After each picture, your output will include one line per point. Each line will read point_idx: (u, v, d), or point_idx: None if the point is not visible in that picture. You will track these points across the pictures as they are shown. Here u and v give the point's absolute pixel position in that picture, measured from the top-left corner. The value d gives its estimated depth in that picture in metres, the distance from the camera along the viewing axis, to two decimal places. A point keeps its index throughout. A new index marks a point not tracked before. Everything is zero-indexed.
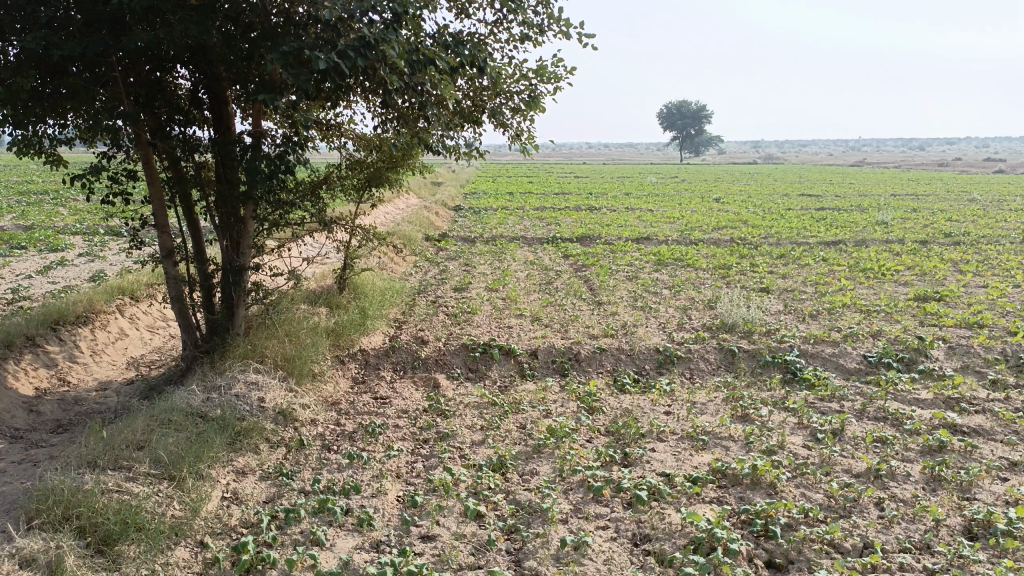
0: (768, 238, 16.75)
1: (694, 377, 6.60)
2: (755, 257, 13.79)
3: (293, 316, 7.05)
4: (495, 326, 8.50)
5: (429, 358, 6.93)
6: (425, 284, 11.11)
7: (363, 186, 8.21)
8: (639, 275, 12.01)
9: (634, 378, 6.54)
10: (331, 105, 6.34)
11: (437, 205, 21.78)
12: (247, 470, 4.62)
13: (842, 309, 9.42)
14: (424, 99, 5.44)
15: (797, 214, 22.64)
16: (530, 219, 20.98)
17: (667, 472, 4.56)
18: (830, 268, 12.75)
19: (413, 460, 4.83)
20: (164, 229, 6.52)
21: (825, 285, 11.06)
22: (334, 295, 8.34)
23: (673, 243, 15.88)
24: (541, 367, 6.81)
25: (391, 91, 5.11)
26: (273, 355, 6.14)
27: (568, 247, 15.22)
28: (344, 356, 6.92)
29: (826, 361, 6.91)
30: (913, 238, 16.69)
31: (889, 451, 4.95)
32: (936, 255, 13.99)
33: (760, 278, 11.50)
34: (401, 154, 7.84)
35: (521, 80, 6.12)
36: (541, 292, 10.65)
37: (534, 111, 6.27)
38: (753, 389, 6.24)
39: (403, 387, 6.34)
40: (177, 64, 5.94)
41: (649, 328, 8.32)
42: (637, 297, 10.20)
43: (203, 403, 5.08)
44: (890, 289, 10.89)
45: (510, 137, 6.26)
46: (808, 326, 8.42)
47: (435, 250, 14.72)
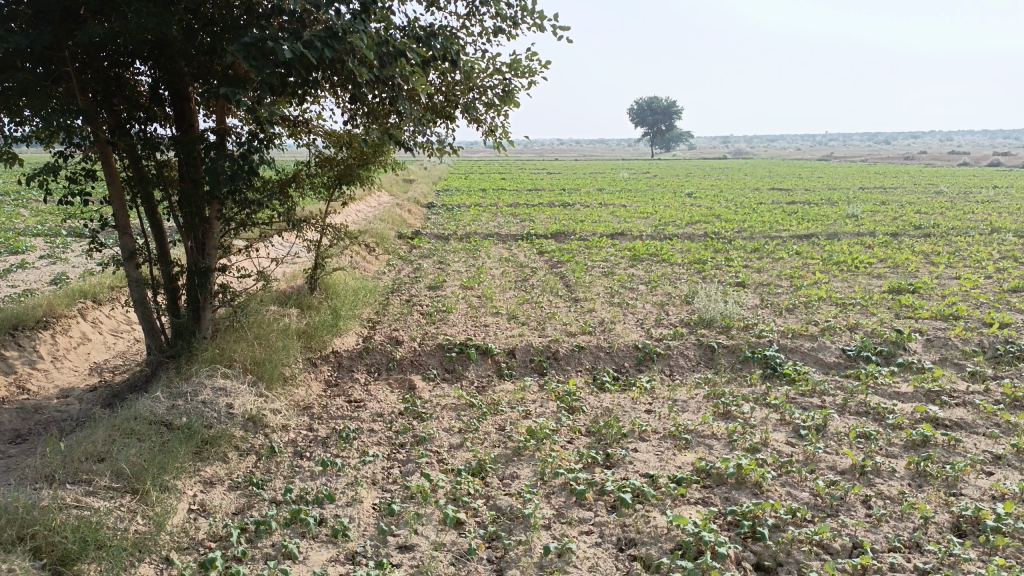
0: (741, 232, 16.78)
1: (674, 374, 6.51)
2: (730, 251, 13.80)
3: (262, 318, 6.84)
4: (471, 325, 8.35)
5: (404, 359, 6.76)
6: (399, 283, 10.92)
7: (333, 184, 8.03)
8: (614, 270, 11.92)
9: (614, 376, 6.44)
10: (299, 100, 6.16)
11: (409, 203, 21.55)
12: (215, 481, 4.43)
13: (818, 302, 9.42)
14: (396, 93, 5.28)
15: (769, 208, 22.78)
16: (504, 215, 20.85)
17: (651, 473, 4.45)
18: (805, 261, 12.78)
19: (389, 466, 4.67)
20: (125, 231, 6.29)
21: (800, 278, 11.07)
22: (305, 295, 8.13)
23: (647, 239, 15.85)
24: (519, 366, 6.67)
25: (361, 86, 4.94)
26: (242, 359, 5.94)
27: (543, 243, 15.11)
28: (316, 359, 6.72)
29: (805, 356, 6.86)
30: (884, 230, 16.83)
31: (873, 447, 4.89)
32: (908, 248, 14.10)
33: (735, 273, 11.49)
34: (372, 151, 7.68)
35: (495, 73, 5.98)
36: (517, 289, 10.52)
37: (509, 105, 6.13)
38: (734, 386, 6.16)
39: (378, 389, 6.17)
40: (136, 59, 5.71)
41: (627, 325, 8.23)
42: (614, 293, 10.12)
43: (168, 411, 4.87)
44: (865, 281, 10.93)
45: (485, 132, 6.11)
46: (785, 320, 8.38)
47: (408, 248, 14.52)
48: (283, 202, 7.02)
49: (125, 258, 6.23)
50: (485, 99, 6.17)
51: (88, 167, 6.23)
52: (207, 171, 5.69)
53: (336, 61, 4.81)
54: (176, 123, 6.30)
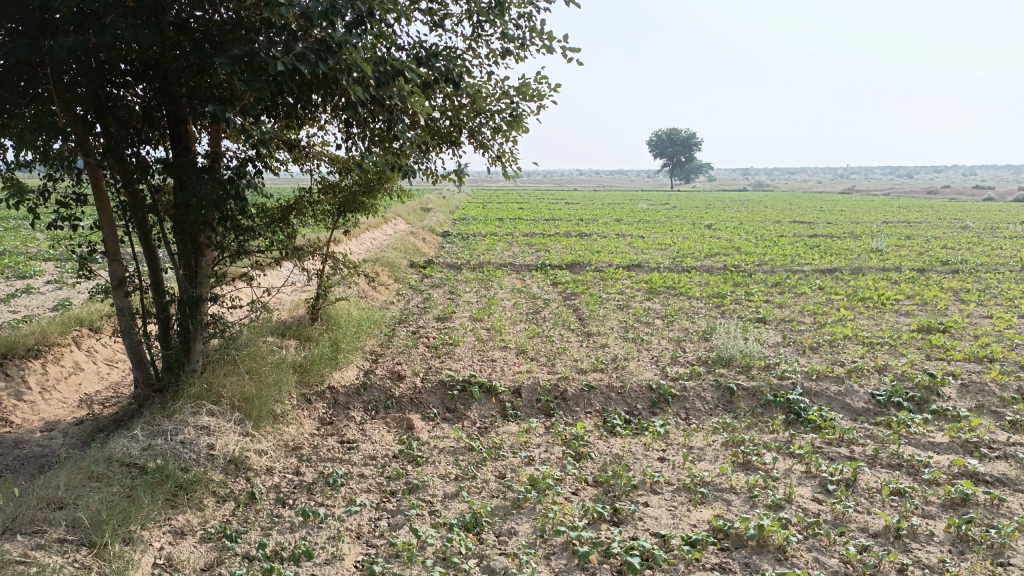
0: (761, 265, 16.36)
1: (690, 418, 6.08)
2: (750, 285, 13.38)
3: (256, 351, 6.53)
4: (478, 360, 7.97)
5: (403, 397, 6.40)
6: (406, 314, 10.58)
7: (337, 212, 7.77)
8: (630, 304, 11.52)
9: (625, 419, 6.03)
10: (297, 123, 5.91)
11: (424, 231, 21.35)
12: (186, 531, 4.09)
13: (843, 341, 8.96)
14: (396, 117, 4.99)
15: (791, 241, 22.31)
16: (520, 245, 20.57)
17: (662, 533, 4.04)
18: (828, 297, 12.31)
19: (377, 517, 4.29)
20: (114, 257, 6.01)
21: (823, 315, 10.61)
22: (305, 326, 7.81)
23: (665, 271, 15.47)
24: (524, 406, 6.28)
25: (357, 108, 4.64)
26: (230, 394, 5.61)
27: (557, 274, 14.76)
28: (311, 395, 6.37)
29: (831, 401, 6.41)
30: (910, 266, 16.31)
31: (908, 506, 4.45)
32: (935, 284, 13.59)
33: (755, 308, 11.06)
34: (377, 179, 7.43)
35: (502, 97, 5.68)
36: (528, 322, 10.15)
37: (517, 130, 5.83)
38: (755, 432, 5.73)
39: (374, 429, 5.81)
40: (127, 78, 5.46)
41: (641, 362, 7.82)
42: (628, 327, 9.72)
43: (142, 453, 4.56)
44: (892, 319, 10.45)
45: (491, 159, 5.80)
46: (809, 360, 7.94)
47: (419, 277, 14.22)
48: (281, 231, 6.75)
49: (114, 285, 5.95)
50: (492, 124, 5.87)
51: (79, 191, 5.99)
52: (191, 194, 5.37)
53: (330, 81, 4.54)
54: (172, 147, 6.07)
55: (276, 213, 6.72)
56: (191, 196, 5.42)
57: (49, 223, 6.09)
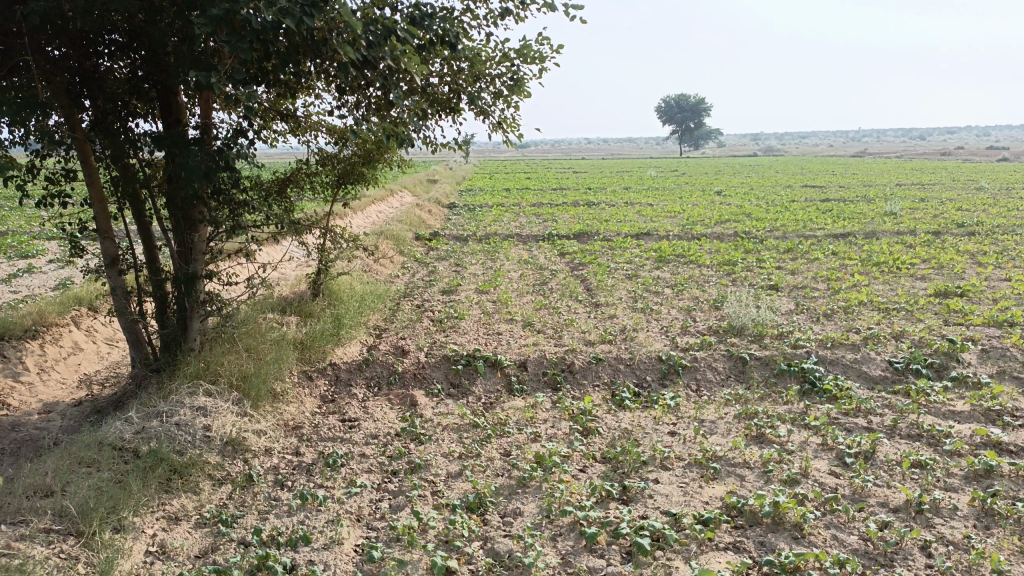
0: (773, 231, 16.08)
1: (701, 390, 5.91)
2: (761, 252, 13.12)
3: (255, 327, 6.38)
4: (483, 333, 7.81)
5: (407, 372, 6.24)
6: (411, 287, 10.41)
7: (336, 183, 7.58)
8: (639, 273, 11.31)
9: (634, 392, 5.86)
10: (288, 92, 5.69)
11: (430, 203, 21.14)
12: (181, 516, 3.97)
13: (858, 307, 8.73)
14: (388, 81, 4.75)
15: (802, 206, 21.95)
16: (527, 215, 20.33)
17: (673, 511, 3.89)
18: (841, 262, 12.05)
19: (377, 499, 4.15)
20: (106, 235, 5.84)
21: (837, 281, 10.37)
22: (306, 302, 7.65)
23: (674, 239, 15.22)
24: (531, 380, 6.12)
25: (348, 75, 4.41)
26: (228, 371, 5.47)
27: (565, 244, 14.53)
28: (312, 372, 6.22)
29: (847, 369, 6.22)
30: (925, 228, 15.97)
31: (929, 479, 4.27)
32: (951, 247, 13.29)
33: (767, 275, 10.83)
34: (377, 149, 7.21)
35: (502, 60, 5.42)
36: (535, 293, 9.97)
37: (519, 95, 5.58)
38: (768, 404, 5.55)
39: (376, 406, 5.66)
40: (109, 48, 5.24)
41: (650, 333, 7.64)
42: (637, 297, 9.52)
43: (135, 437, 4.44)
44: (907, 284, 10.20)
45: (492, 126, 5.56)
46: (823, 327, 7.73)
47: (425, 250, 14.03)
48: (276, 204, 6.56)
49: (107, 262, 5.79)
50: (492, 89, 5.62)
51: (68, 166, 5.80)
52: (178, 167, 5.15)
53: (320, 46, 4.31)
54: (163, 119, 5.87)
55: (268, 186, 6.54)
56: (177, 167, 5.20)
57: (39, 201, 5.92)
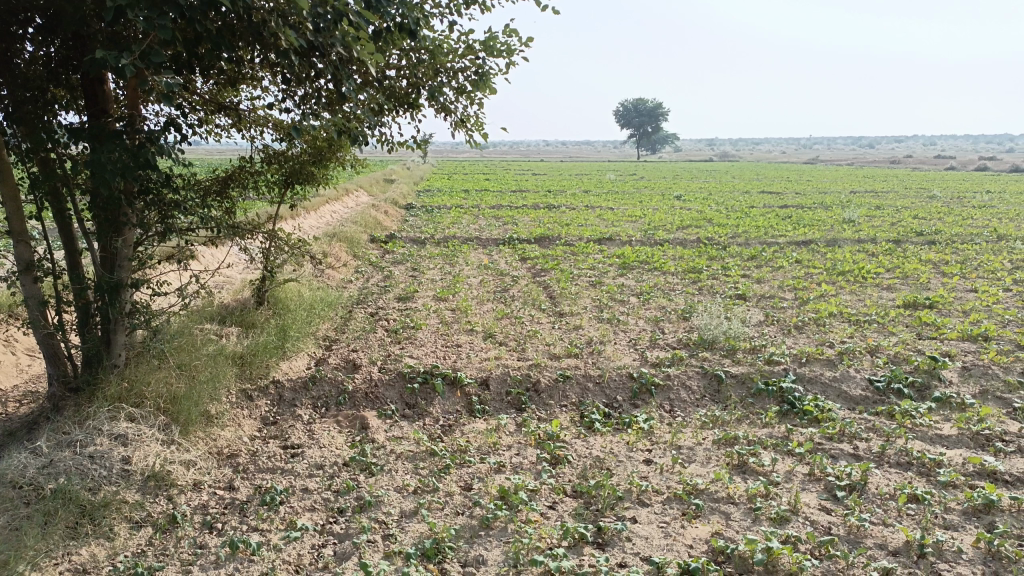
0: (735, 237, 15.90)
1: (676, 411, 5.52)
2: (725, 259, 12.88)
3: (189, 341, 5.80)
4: (441, 346, 7.32)
5: (357, 391, 5.71)
6: (365, 294, 9.86)
7: (283, 183, 7.02)
8: (603, 280, 10.94)
9: (604, 413, 5.44)
10: (228, 82, 5.13)
11: (387, 204, 20.54)
12: (89, 569, 3.44)
13: (829, 319, 8.47)
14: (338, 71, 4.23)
15: (762, 212, 21.87)
16: (486, 218, 19.90)
17: (655, 559, 3.47)
18: (807, 270, 11.85)
19: (321, 545, 3.65)
20: (21, 237, 5.18)
21: (804, 290, 10.13)
22: (249, 311, 7.06)
23: (637, 244, 14.91)
24: (493, 401, 5.66)
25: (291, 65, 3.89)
26: (156, 393, 4.90)
27: (525, 248, 14.10)
28: (253, 391, 5.66)
29: (827, 388, 5.89)
30: (885, 237, 15.93)
31: (929, 516, 3.93)
32: (914, 256, 13.22)
33: (734, 283, 10.54)
34: (328, 147, 6.67)
35: (465, 52, 4.94)
36: (496, 301, 9.52)
37: (484, 91, 5.11)
38: (747, 427, 5.18)
39: (323, 430, 5.14)
40: (23, 30, 4.56)
41: (618, 346, 7.24)
42: (603, 306, 9.13)
43: (40, 473, 3.86)
44: (875, 295, 10.01)
45: (454, 124, 5.07)
46: (796, 341, 7.43)
47: (380, 253, 13.45)
48: (212, 205, 5.96)
49: (21, 269, 5.14)
50: (454, 84, 5.13)
51: None
52: (90, 166, 4.36)
53: (259, 32, 3.78)
54: (86, 108, 5.23)
55: (204, 185, 5.93)
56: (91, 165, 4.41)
57: None
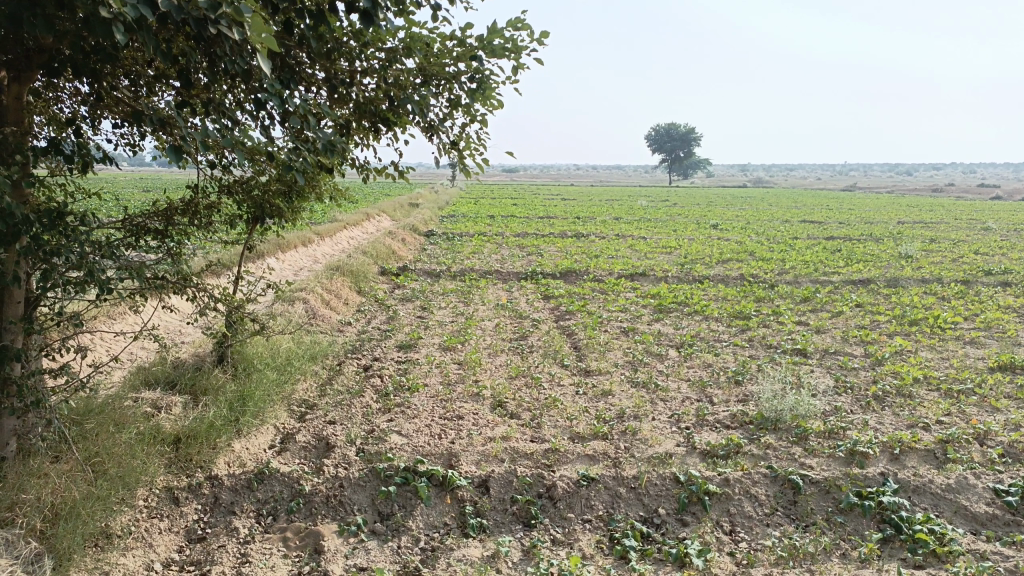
0: (781, 274, 14.46)
1: (737, 535, 4.11)
2: (774, 301, 11.47)
3: (107, 421, 4.58)
4: (439, 417, 5.99)
5: (316, 493, 4.38)
6: (361, 341, 8.57)
7: (251, 217, 5.76)
8: (636, 326, 9.57)
9: (641, 536, 4.05)
10: (149, 90, 3.88)
11: (405, 231, 19.43)
12: None
13: (915, 387, 6.96)
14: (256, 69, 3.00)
15: (807, 244, 20.35)
16: (511, 247, 18.67)
17: None
18: (871, 317, 10.34)
19: None
20: None
21: (874, 345, 8.66)
22: (205, 372, 5.78)
23: (673, 281, 13.50)
24: (493, 511, 4.29)
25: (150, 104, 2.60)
26: (36, 503, 3.63)
27: (550, 285, 12.77)
28: (181, 491, 4.37)
29: (939, 502, 4.44)
30: (951, 276, 14.32)
31: None
32: (991, 301, 11.67)
33: (788, 333, 9.12)
34: (304, 177, 5.40)
35: (460, 50, 3.61)
36: (511, 352, 8.19)
37: (488, 103, 3.80)
38: (841, 570, 3.76)
39: (259, 558, 3.81)
40: None
41: (656, 423, 5.85)
42: (636, 362, 7.75)
43: None
44: (959, 352, 8.50)
45: (444, 148, 3.76)
46: (882, 421, 5.97)
47: (389, 289, 12.20)
48: (138, 249, 4.71)
49: None
50: (446, 95, 3.82)
51: None
52: None
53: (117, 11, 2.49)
54: None
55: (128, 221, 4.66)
56: None
57: None
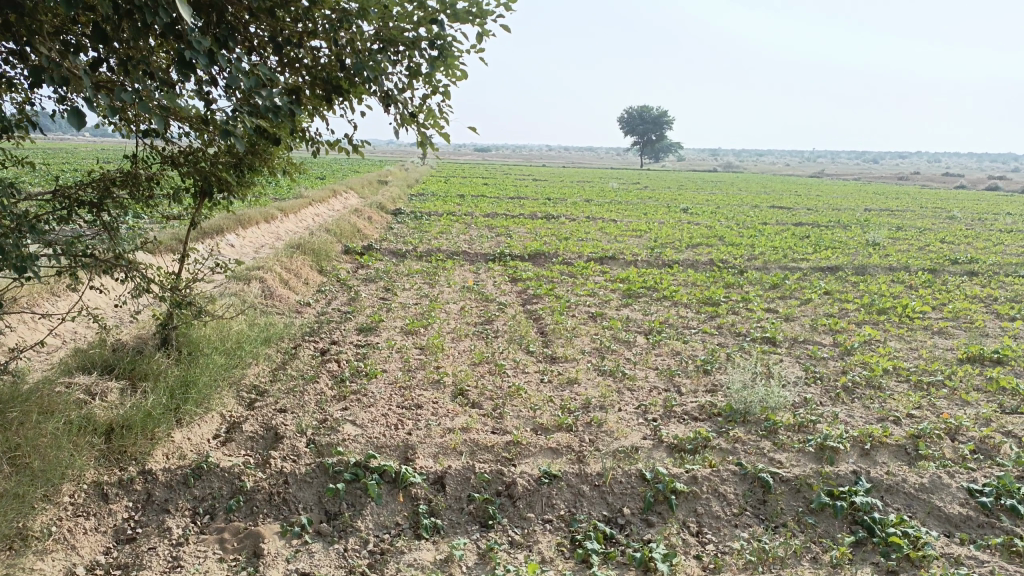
0: (751, 259, 14.35)
1: (705, 537, 3.92)
2: (744, 287, 11.35)
3: (32, 409, 4.23)
4: (397, 406, 5.71)
5: (259, 490, 4.09)
6: (319, 323, 8.23)
7: (198, 192, 5.39)
8: (604, 311, 9.36)
9: (604, 538, 3.83)
10: None
11: (372, 209, 19.01)
12: None
13: (885, 379, 6.84)
14: (182, 25, 2.66)
15: (777, 230, 20.32)
16: (480, 227, 18.36)
17: None
18: (841, 305, 10.25)
19: None
20: None
21: (844, 334, 8.55)
22: (146, 357, 5.43)
23: (643, 265, 13.32)
24: (448, 510, 4.04)
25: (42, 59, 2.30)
26: None
27: (518, 267, 12.50)
28: (111, 487, 4.05)
29: (912, 502, 4.29)
30: (919, 265, 14.34)
31: None
32: (958, 290, 11.66)
33: (758, 321, 8.98)
34: (253, 149, 5.03)
35: (418, 14, 3.27)
36: (475, 337, 7.92)
37: (450, 72, 3.48)
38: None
39: (192, 562, 3.53)
40: None
41: (622, 414, 5.64)
42: (604, 349, 7.53)
43: None
44: (928, 342, 8.42)
45: (401, 120, 3.45)
46: (852, 414, 5.83)
47: (352, 268, 11.84)
48: (70, 224, 4.32)
49: None
50: (405, 63, 3.49)
51: None
52: None
53: None
54: None
55: (57, 193, 4.28)
56: None
57: None
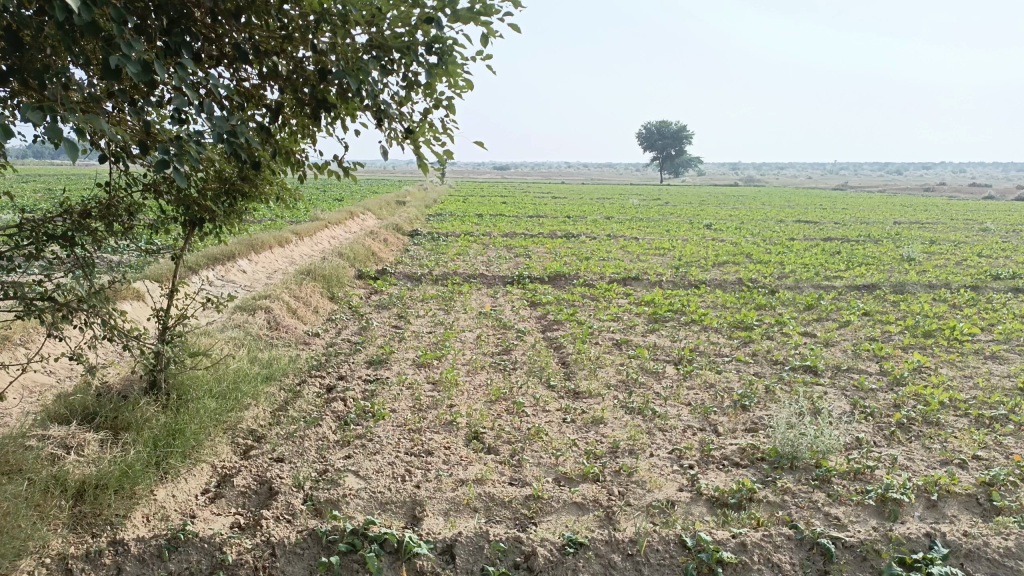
0: (781, 278, 13.73)
1: None
2: (776, 309, 10.74)
3: None
4: (405, 452, 5.19)
5: (243, 564, 3.59)
6: (327, 355, 7.75)
7: (186, 222, 4.94)
8: (629, 338, 8.81)
9: None
10: None
11: (388, 230, 18.63)
12: None
13: (942, 413, 6.22)
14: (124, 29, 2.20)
15: (806, 246, 19.67)
16: (498, 248, 17.90)
17: None
18: (882, 328, 9.63)
19: None
20: None
21: (889, 360, 7.93)
22: (133, 402, 4.97)
23: (668, 286, 12.76)
24: None
25: None
26: None
27: (538, 290, 11.99)
28: (78, 560, 3.57)
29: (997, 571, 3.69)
30: (960, 281, 13.64)
31: None
32: (1005, 309, 10.97)
33: (795, 347, 8.38)
34: (243, 175, 4.57)
35: (414, 15, 2.78)
36: (492, 369, 7.40)
37: (453, 82, 2.99)
38: None
39: None
40: None
41: (655, 460, 5.07)
42: (631, 381, 6.97)
43: None
44: (982, 368, 7.77)
45: (396, 137, 2.97)
46: (911, 457, 5.22)
47: (365, 294, 11.40)
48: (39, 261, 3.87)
49: None
50: (401, 72, 3.00)
51: None
52: None
53: None
54: None
55: (23, 226, 3.83)
56: None
57: None
